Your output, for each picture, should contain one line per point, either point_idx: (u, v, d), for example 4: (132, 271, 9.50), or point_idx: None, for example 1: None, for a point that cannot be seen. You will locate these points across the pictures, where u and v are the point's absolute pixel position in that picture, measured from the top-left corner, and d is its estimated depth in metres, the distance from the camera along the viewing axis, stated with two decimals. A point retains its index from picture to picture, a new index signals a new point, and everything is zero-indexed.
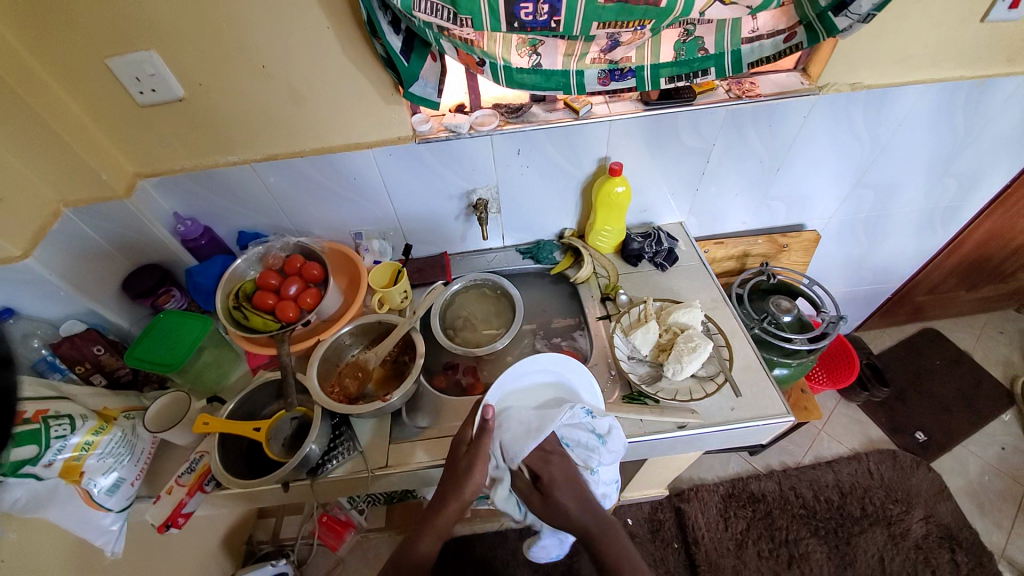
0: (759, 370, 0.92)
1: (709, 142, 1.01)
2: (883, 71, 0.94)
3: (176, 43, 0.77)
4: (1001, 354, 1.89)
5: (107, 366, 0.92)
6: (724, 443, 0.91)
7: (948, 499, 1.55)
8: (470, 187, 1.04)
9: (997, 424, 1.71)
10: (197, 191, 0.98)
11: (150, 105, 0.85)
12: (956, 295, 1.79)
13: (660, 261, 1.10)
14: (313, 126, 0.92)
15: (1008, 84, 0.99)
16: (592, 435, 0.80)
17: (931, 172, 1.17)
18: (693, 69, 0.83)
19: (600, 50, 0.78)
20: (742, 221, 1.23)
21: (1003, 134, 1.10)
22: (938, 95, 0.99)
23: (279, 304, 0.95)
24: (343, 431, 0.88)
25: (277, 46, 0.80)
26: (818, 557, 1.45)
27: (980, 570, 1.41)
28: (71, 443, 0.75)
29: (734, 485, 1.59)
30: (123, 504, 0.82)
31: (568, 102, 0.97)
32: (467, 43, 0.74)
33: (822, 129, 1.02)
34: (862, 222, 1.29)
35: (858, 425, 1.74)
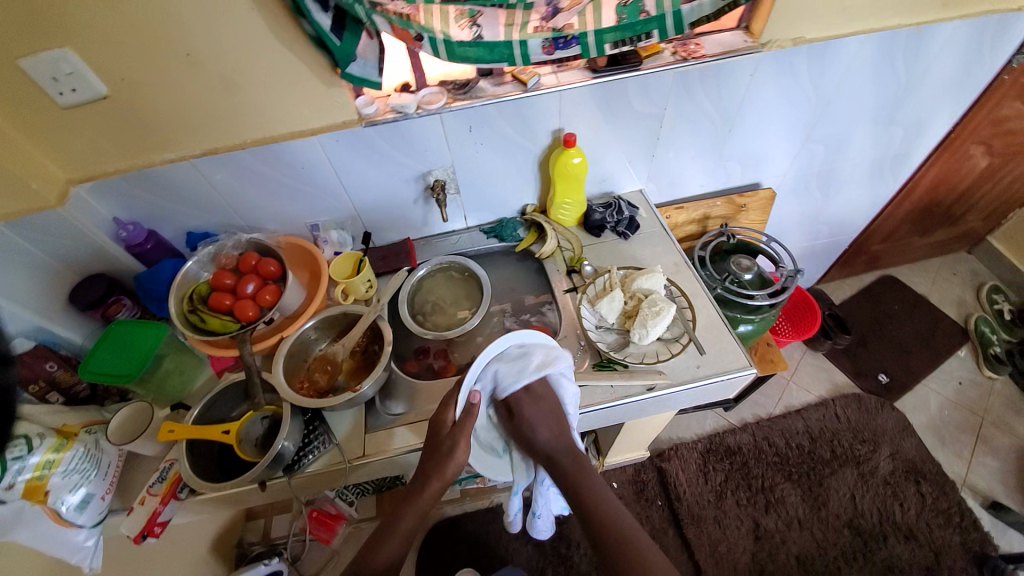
0: (722, 327, 0.95)
1: (660, 106, 1.01)
2: (825, 23, 0.95)
3: (92, 36, 0.72)
4: (954, 295, 1.99)
5: (62, 382, 0.89)
6: (693, 401, 0.94)
7: (911, 435, 1.64)
8: (425, 168, 1.02)
9: (953, 360, 1.82)
10: (137, 193, 0.94)
11: (73, 105, 0.80)
12: (910, 241, 1.87)
13: (622, 229, 1.11)
14: (252, 115, 0.88)
15: (944, 30, 1.01)
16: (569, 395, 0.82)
17: (878, 122, 1.20)
18: (637, 32, 0.81)
19: (541, 18, 0.76)
20: (700, 183, 1.24)
21: (943, 79, 1.13)
22: (878, 45, 1.01)
23: (236, 304, 0.93)
24: (317, 426, 0.86)
25: (202, 32, 0.75)
26: (793, 500, 1.53)
27: (944, 498, 1.52)
28: (31, 463, 0.72)
29: (711, 440, 1.65)
30: (96, 518, 0.80)
31: (515, 74, 0.95)
32: (403, 18, 0.71)
33: (770, 86, 1.03)
34: (815, 176, 1.32)
35: (824, 373, 1.82)
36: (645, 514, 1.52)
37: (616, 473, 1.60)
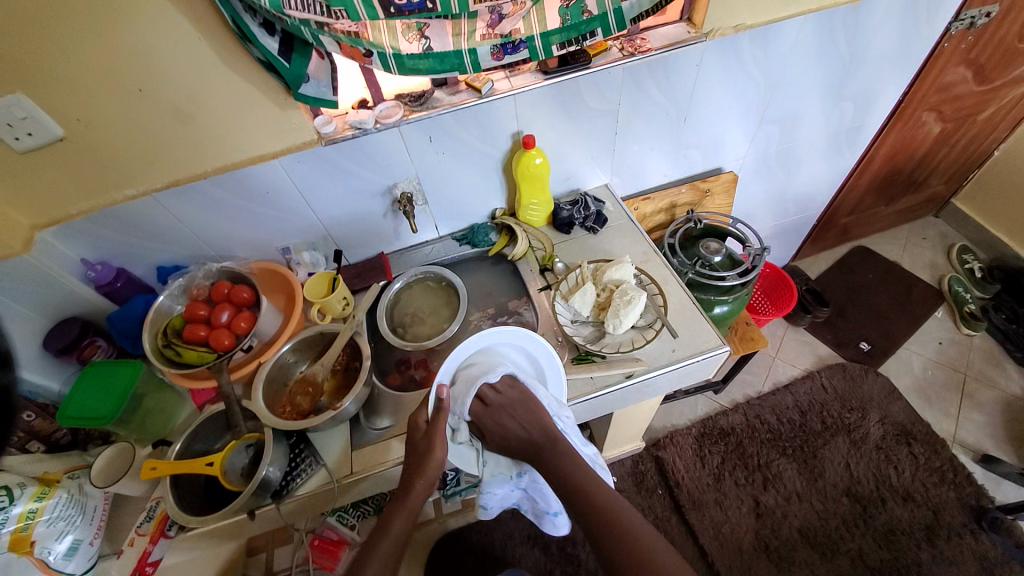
0: (694, 310, 0.97)
1: (615, 102, 1.03)
2: (764, 9, 0.99)
3: (43, 79, 0.72)
4: (926, 259, 2.04)
5: (42, 431, 0.87)
6: (673, 385, 0.95)
7: (898, 398, 1.68)
8: (390, 182, 1.03)
9: (931, 322, 1.87)
10: (102, 233, 0.93)
11: (29, 150, 0.79)
12: (877, 211, 1.92)
13: (591, 224, 1.13)
14: (212, 145, 0.88)
15: (878, 5, 1.06)
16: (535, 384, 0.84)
17: (828, 98, 1.24)
18: (582, 31, 0.84)
19: (487, 25, 0.78)
20: (664, 173, 1.27)
21: (884, 52, 1.18)
22: (817, 24, 1.05)
23: (211, 333, 0.92)
24: (303, 449, 0.87)
25: (152, 66, 0.76)
26: (789, 475, 1.55)
27: (936, 457, 1.55)
28: (14, 514, 0.72)
29: (705, 424, 1.67)
30: (86, 565, 0.80)
31: (468, 82, 0.96)
32: (352, 36, 0.73)
33: (719, 73, 1.06)
34: (775, 156, 1.36)
35: (808, 346, 1.85)
36: (647, 505, 1.53)
37: (614, 467, 1.61)
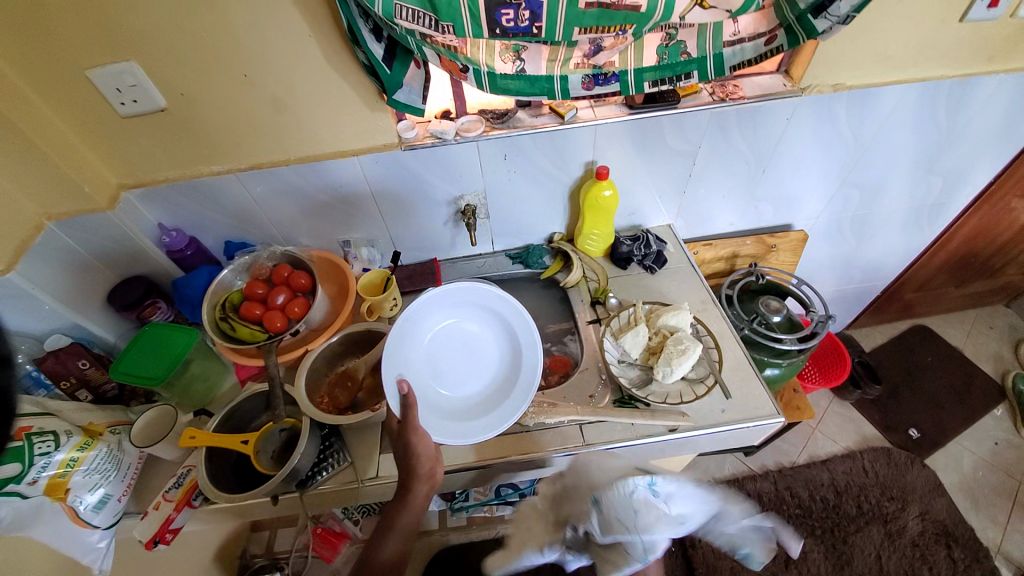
0: (748, 370, 0.93)
1: (695, 145, 1.01)
2: (865, 72, 0.95)
3: (161, 54, 0.77)
4: (992, 350, 1.90)
5: (93, 380, 0.90)
6: (715, 445, 0.91)
7: (943, 495, 1.56)
8: (458, 193, 1.04)
9: (990, 419, 1.73)
10: (183, 202, 0.98)
11: (132, 116, 0.84)
12: (945, 291, 1.81)
13: (649, 264, 1.10)
14: (298, 135, 0.91)
15: (988, 84, 1.00)
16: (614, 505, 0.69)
17: (916, 170, 1.18)
18: (677, 72, 0.82)
19: (584, 55, 0.78)
20: (729, 222, 1.23)
21: (986, 132, 1.11)
22: (920, 94, 1.00)
23: (265, 314, 0.95)
24: (332, 442, 0.86)
25: (259, 55, 0.79)
26: (814, 557, 1.45)
27: (977, 565, 1.42)
28: (55, 460, 0.74)
29: (730, 486, 1.59)
30: (111, 520, 0.80)
31: (553, 107, 0.97)
32: (451, 50, 0.74)
33: (806, 131, 1.03)
34: (849, 221, 1.30)
35: (852, 423, 1.75)
36: None
37: None
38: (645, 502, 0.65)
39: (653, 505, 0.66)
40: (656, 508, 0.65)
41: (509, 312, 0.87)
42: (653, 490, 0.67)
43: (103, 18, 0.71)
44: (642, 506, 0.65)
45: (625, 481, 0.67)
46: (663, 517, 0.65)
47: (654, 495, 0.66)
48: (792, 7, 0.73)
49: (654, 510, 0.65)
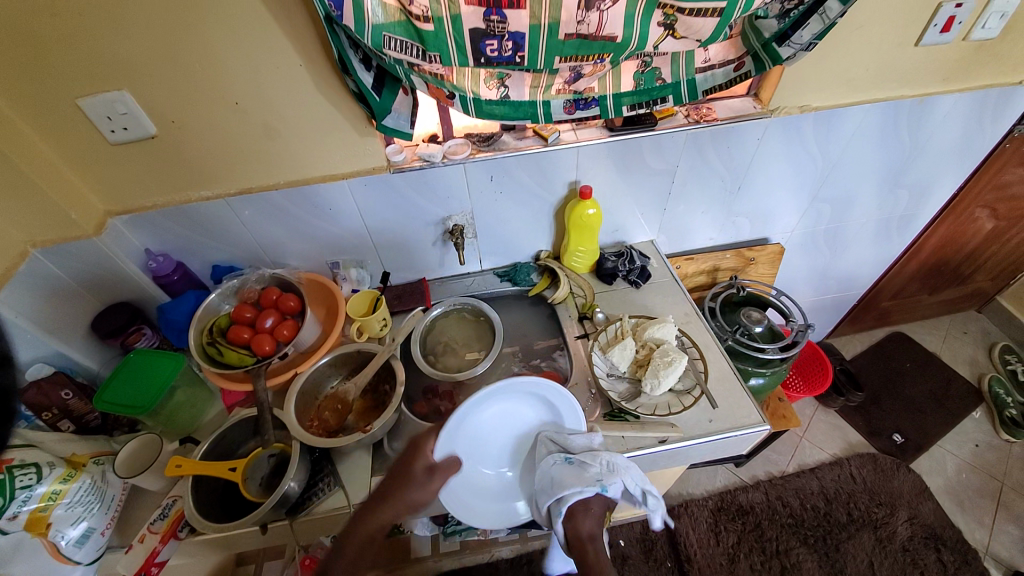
0: (734, 380, 0.95)
1: (673, 164, 1.06)
2: (830, 93, 1.01)
3: (152, 83, 0.78)
4: (967, 354, 1.97)
5: (75, 411, 0.88)
6: (705, 455, 0.92)
7: (929, 499, 1.58)
8: (445, 214, 1.06)
9: (969, 422, 1.77)
10: (170, 227, 0.98)
11: (121, 143, 0.85)
12: (919, 299, 1.88)
13: (634, 278, 1.13)
14: (288, 159, 0.93)
15: (943, 102, 1.07)
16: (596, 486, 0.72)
17: (883, 184, 1.24)
18: (654, 96, 0.87)
19: (564, 82, 0.81)
20: (710, 237, 1.27)
21: (945, 146, 1.18)
22: (881, 113, 1.06)
23: (254, 337, 0.94)
24: (323, 466, 0.86)
25: (249, 83, 0.81)
26: (809, 567, 1.45)
27: (966, 568, 1.44)
28: (37, 493, 0.72)
29: (722, 498, 1.60)
30: (93, 555, 0.78)
31: (536, 130, 1.00)
32: (437, 78, 0.77)
33: (778, 149, 1.08)
34: (822, 234, 1.35)
35: (838, 431, 1.78)
36: None
37: (623, 530, 1.54)
38: (581, 471, 0.74)
39: (594, 470, 0.74)
40: (592, 468, 0.75)
41: (554, 394, 0.85)
42: (580, 460, 0.76)
43: (95, 49, 0.73)
44: (594, 472, 0.74)
45: (555, 476, 0.75)
46: (605, 469, 0.75)
47: (584, 463, 0.75)
48: (757, 36, 0.79)
49: (591, 468, 0.74)
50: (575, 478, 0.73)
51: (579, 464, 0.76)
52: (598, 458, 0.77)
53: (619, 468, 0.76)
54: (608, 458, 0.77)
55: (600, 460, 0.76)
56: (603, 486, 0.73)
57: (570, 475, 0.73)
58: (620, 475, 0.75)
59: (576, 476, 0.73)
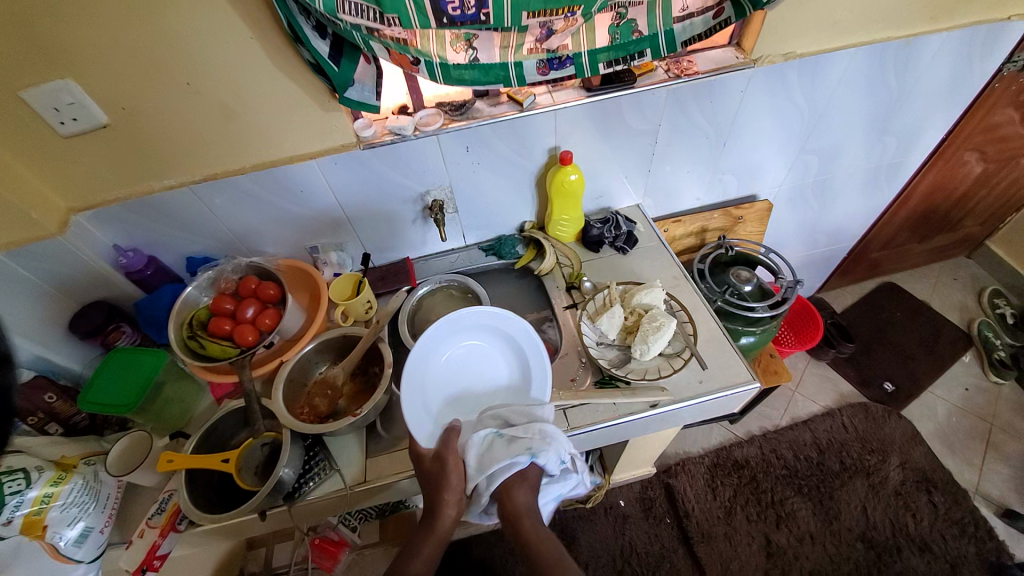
0: (723, 341, 0.95)
1: (655, 123, 1.02)
2: (815, 39, 0.97)
3: (98, 69, 0.73)
4: (956, 300, 1.98)
5: (62, 413, 0.86)
6: (697, 417, 0.93)
7: (920, 443, 1.62)
8: (423, 189, 1.02)
9: (958, 366, 1.80)
10: (138, 221, 0.94)
11: (74, 135, 0.80)
12: (908, 248, 1.87)
13: (620, 245, 1.11)
14: (251, 141, 0.89)
15: (931, 42, 1.03)
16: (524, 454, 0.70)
17: (871, 132, 1.21)
18: (631, 51, 0.82)
19: (535, 40, 0.77)
20: (697, 197, 1.25)
21: (934, 89, 1.15)
22: (869, 57, 1.02)
23: (236, 328, 0.92)
24: (318, 451, 0.85)
25: (201, 61, 0.76)
26: (804, 515, 1.50)
27: (956, 508, 1.49)
28: (28, 497, 0.71)
29: (718, 454, 1.63)
30: (94, 553, 0.78)
31: (511, 95, 0.96)
32: (400, 44, 0.72)
33: (763, 101, 1.04)
34: (811, 188, 1.33)
35: (830, 382, 1.80)
36: (654, 533, 1.49)
37: (623, 491, 1.58)
38: (508, 444, 0.72)
39: (524, 440, 0.72)
40: (522, 440, 0.72)
41: (482, 316, 0.87)
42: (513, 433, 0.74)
43: (26, 33, 0.67)
44: (524, 442, 0.72)
45: (484, 456, 0.72)
46: (536, 438, 0.72)
47: (514, 437, 0.73)
48: None
49: (521, 441, 0.72)
50: (505, 454, 0.71)
51: (514, 434, 0.73)
52: (533, 425, 0.75)
53: (550, 434, 0.74)
54: (539, 424, 0.74)
55: (529, 429, 0.74)
56: (533, 454, 0.71)
57: (500, 450, 0.72)
58: (551, 444, 0.72)
59: (510, 447, 0.72)
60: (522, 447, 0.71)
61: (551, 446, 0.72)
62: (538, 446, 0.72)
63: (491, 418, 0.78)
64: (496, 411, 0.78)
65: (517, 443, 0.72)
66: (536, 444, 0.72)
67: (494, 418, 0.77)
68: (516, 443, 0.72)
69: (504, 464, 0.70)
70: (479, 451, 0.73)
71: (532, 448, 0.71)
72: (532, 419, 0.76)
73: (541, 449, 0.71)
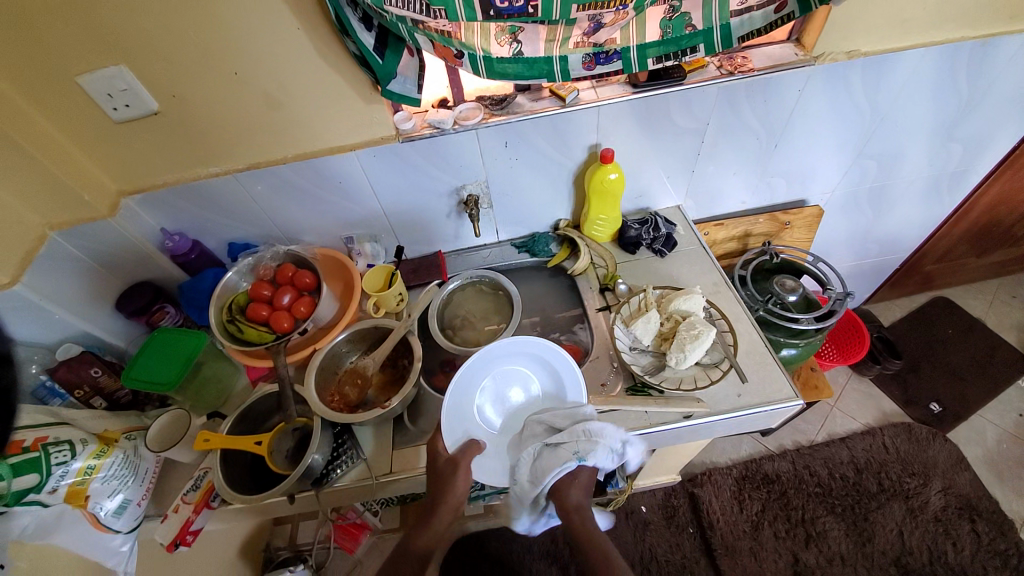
0: (765, 353, 0.90)
1: (702, 122, 0.97)
2: (882, 36, 0.90)
3: (151, 58, 0.75)
4: (1016, 319, 1.84)
5: (107, 388, 0.90)
6: (732, 430, 0.89)
7: (967, 469, 1.53)
8: (459, 183, 1.01)
9: (1015, 390, 1.68)
10: (183, 206, 0.97)
11: (125, 121, 0.83)
12: (967, 261, 1.75)
13: (658, 247, 1.07)
14: (293, 132, 0.90)
15: (1014, 41, 0.94)
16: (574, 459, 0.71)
17: (937, 137, 1.13)
18: (682, 46, 0.78)
19: (583, 34, 0.74)
20: (741, 200, 1.19)
21: (1013, 92, 1.05)
22: (942, 56, 0.94)
23: (272, 315, 0.94)
24: (346, 439, 0.87)
25: (247, 50, 0.77)
26: (835, 535, 1.43)
27: (1002, 539, 1.40)
28: (73, 468, 0.75)
29: (747, 467, 1.58)
30: (131, 524, 0.82)
31: (553, 89, 0.93)
32: (445, 36, 0.71)
33: (820, 101, 0.98)
34: (865, 194, 1.25)
35: (871, 399, 1.72)
36: (675, 542, 1.46)
37: (645, 497, 1.55)
38: (557, 447, 0.73)
39: (572, 444, 0.73)
40: (567, 444, 0.73)
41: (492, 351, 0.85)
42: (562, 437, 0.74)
43: (86, 20, 0.69)
44: (571, 447, 0.73)
45: (536, 462, 0.74)
46: (582, 440, 0.73)
47: (560, 442, 0.74)
48: None
49: (571, 443, 0.73)
50: (555, 458, 0.72)
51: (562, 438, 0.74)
52: (580, 426, 0.75)
53: (599, 431, 0.75)
54: (583, 425, 0.75)
55: (576, 431, 0.75)
56: (581, 458, 0.72)
57: (551, 455, 0.73)
58: (597, 442, 0.73)
59: (561, 449, 0.73)
60: (570, 452, 0.72)
61: (599, 444, 0.73)
62: (588, 448, 0.72)
63: (539, 423, 0.79)
64: (537, 418, 0.80)
65: (566, 448, 0.73)
66: (584, 448, 0.72)
67: (539, 426, 0.79)
68: (566, 446, 0.73)
69: (555, 472, 0.71)
70: (529, 458, 0.75)
71: (581, 451, 0.72)
72: (578, 420, 0.77)
73: (589, 451, 0.72)
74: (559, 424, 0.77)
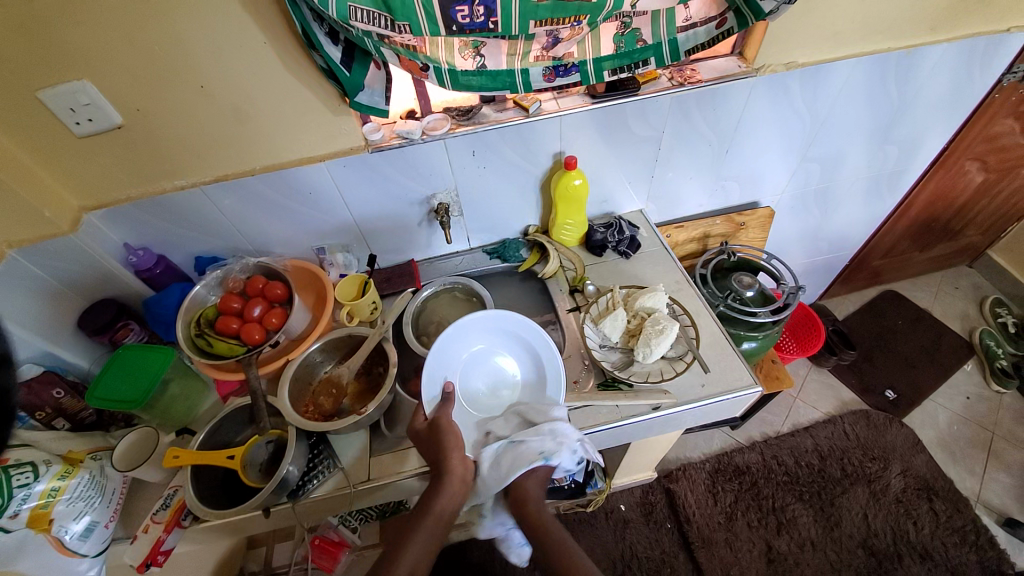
0: (725, 344, 0.96)
1: (659, 130, 1.03)
2: (816, 48, 0.99)
3: (112, 71, 0.75)
4: (957, 309, 1.98)
5: (69, 409, 0.88)
6: (700, 420, 0.93)
7: (922, 451, 1.62)
8: (430, 192, 1.04)
9: (960, 374, 1.80)
10: (149, 220, 0.96)
11: (87, 135, 0.82)
12: (910, 256, 1.88)
13: (624, 249, 1.12)
14: (262, 144, 0.91)
15: (932, 53, 1.04)
16: (538, 457, 0.74)
17: (872, 140, 1.22)
18: (635, 59, 0.84)
19: (542, 48, 0.79)
20: (700, 203, 1.26)
21: (935, 99, 1.16)
22: (869, 67, 1.04)
23: (243, 327, 0.94)
24: (322, 449, 0.88)
25: (216, 65, 0.78)
26: (804, 521, 1.50)
27: (958, 516, 1.49)
28: (35, 490, 0.73)
29: (719, 460, 1.63)
30: (99, 547, 0.79)
31: (517, 101, 0.98)
32: (410, 50, 0.74)
33: (765, 110, 1.06)
34: (813, 195, 1.34)
35: (830, 389, 1.81)
36: (655, 538, 1.49)
37: (624, 495, 1.58)
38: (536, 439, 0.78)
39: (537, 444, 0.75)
40: (534, 444, 0.76)
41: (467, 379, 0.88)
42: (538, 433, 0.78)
43: (48, 36, 0.69)
44: (537, 447, 0.75)
45: (500, 458, 0.76)
46: (549, 439, 0.76)
47: (525, 440, 0.77)
48: None
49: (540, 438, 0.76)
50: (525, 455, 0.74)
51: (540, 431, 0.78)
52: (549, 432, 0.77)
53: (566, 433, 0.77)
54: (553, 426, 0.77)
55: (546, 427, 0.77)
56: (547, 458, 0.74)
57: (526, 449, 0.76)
58: (563, 444, 0.75)
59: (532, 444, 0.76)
60: (535, 450, 0.75)
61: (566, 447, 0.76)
62: (553, 451, 0.75)
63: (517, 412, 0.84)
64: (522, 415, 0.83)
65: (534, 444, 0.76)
66: (546, 445, 0.75)
67: (517, 418, 0.83)
68: (534, 442, 0.76)
69: (517, 469, 0.73)
70: (493, 454, 0.77)
71: (544, 453, 0.74)
72: (548, 417, 0.80)
73: (554, 450, 0.74)
74: (534, 419, 0.81)
